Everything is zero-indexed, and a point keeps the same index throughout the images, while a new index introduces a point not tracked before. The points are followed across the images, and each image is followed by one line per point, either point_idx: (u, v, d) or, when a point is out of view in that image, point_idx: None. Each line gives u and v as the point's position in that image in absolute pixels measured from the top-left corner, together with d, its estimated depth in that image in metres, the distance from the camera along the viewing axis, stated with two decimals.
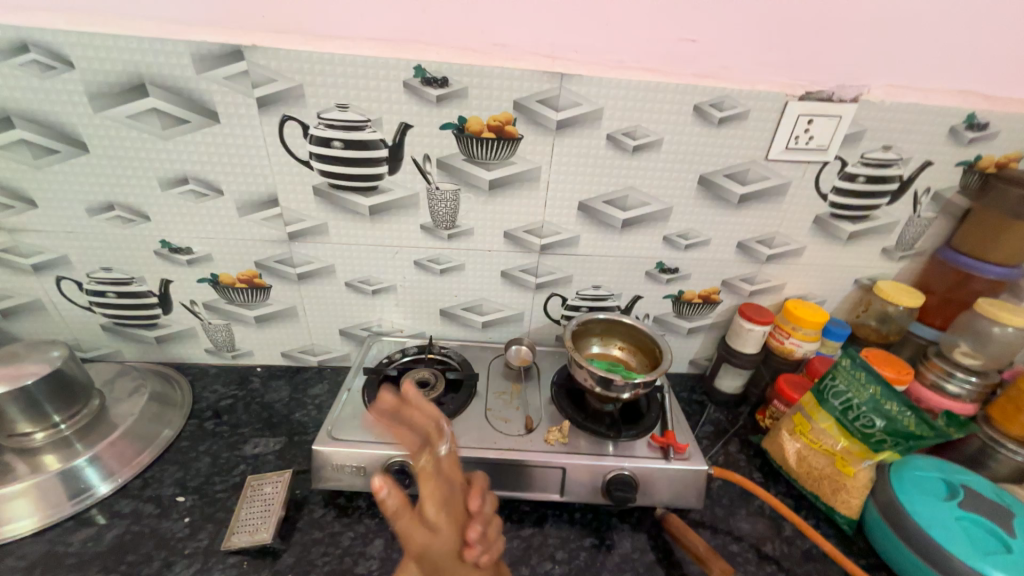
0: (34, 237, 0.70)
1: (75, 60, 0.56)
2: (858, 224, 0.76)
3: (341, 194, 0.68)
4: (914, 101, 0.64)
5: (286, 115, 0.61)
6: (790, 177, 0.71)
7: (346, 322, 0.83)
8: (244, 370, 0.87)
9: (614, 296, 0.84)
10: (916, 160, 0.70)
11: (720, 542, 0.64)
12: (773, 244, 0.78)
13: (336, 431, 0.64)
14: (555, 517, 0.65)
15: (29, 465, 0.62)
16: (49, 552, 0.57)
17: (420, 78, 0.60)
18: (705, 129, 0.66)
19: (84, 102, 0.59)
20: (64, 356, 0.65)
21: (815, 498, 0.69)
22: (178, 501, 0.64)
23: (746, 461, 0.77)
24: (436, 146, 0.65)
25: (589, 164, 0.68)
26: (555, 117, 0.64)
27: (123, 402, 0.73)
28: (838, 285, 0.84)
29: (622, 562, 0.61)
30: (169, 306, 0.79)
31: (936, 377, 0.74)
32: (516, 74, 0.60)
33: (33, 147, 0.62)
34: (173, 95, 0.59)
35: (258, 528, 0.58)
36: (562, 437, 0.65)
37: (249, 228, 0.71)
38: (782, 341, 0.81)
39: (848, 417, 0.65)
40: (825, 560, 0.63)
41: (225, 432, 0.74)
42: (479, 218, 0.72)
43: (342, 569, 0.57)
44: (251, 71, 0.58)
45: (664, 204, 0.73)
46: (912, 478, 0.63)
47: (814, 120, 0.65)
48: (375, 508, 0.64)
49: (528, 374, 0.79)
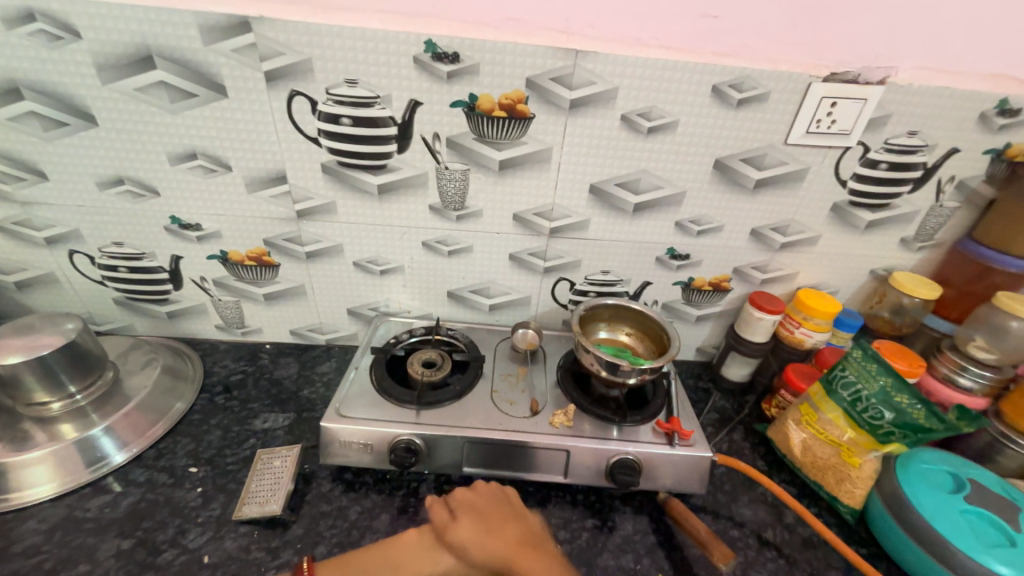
0: (46, 211, 0.70)
1: (82, 29, 0.55)
2: (877, 213, 0.74)
3: (349, 172, 0.68)
4: (944, 85, 0.62)
5: (294, 90, 0.60)
6: (809, 162, 0.69)
7: (353, 301, 0.84)
8: (254, 347, 0.88)
9: (623, 281, 0.83)
10: (942, 146, 0.68)
11: (721, 527, 0.65)
12: (788, 232, 0.77)
13: (344, 409, 0.65)
14: (558, 498, 0.66)
15: (47, 433, 0.64)
16: (68, 516, 0.59)
17: (430, 53, 0.58)
18: (723, 110, 0.64)
19: (92, 74, 0.58)
20: (78, 329, 0.66)
21: (818, 487, 0.69)
22: (191, 471, 0.65)
23: (750, 449, 0.77)
24: (446, 124, 0.64)
25: (602, 146, 0.67)
26: (568, 96, 0.62)
27: (136, 375, 0.75)
28: (852, 275, 0.82)
29: (623, 543, 0.62)
30: (180, 282, 0.80)
31: (948, 371, 0.73)
32: (529, 50, 0.58)
33: (42, 119, 0.62)
34: (180, 67, 0.58)
35: (268, 500, 0.60)
36: (567, 421, 0.66)
37: (258, 205, 0.71)
38: (793, 331, 0.80)
39: (856, 408, 0.65)
40: (826, 547, 0.63)
41: (235, 407, 0.76)
42: (489, 199, 0.72)
43: (349, 541, 0.58)
44: (259, 44, 0.57)
45: (677, 188, 0.71)
46: (918, 470, 0.63)
47: (838, 103, 0.63)
48: (381, 484, 0.66)
49: (534, 358, 0.79)
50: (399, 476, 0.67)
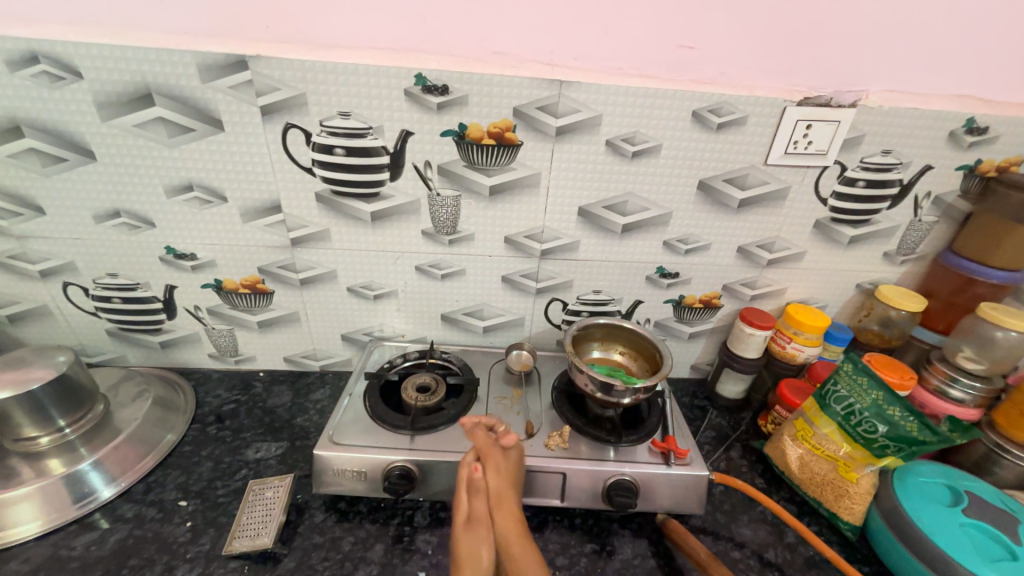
0: (42, 244, 0.71)
1: (84, 70, 0.57)
2: (858, 229, 0.76)
3: (343, 200, 0.69)
4: (913, 106, 0.65)
5: (289, 123, 0.62)
6: (789, 182, 0.71)
7: (347, 327, 0.84)
8: (247, 375, 0.88)
9: (614, 301, 0.84)
10: (915, 164, 0.70)
11: (722, 548, 0.64)
12: (774, 248, 0.78)
13: (337, 436, 0.64)
14: (556, 522, 0.65)
15: (34, 469, 0.63)
16: (53, 556, 0.58)
17: (420, 86, 0.61)
18: (704, 134, 0.66)
19: (92, 111, 0.60)
20: (70, 361, 0.66)
21: (818, 504, 0.69)
22: (180, 505, 0.64)
23: (747, 467, 0.77)
24: (437, 152, 0.66)
25: (589, 170, 0.69)
26: (554, 123, 0.64)
27: (127, 407, 0.74)
28: (839, 289, 0.84)
29: (623, 568, 0.61)
30: (174, 312, 0.80)
31: (939, 382, 0.74)
32: (516, 81, 0.61)
33: (41, 155, 0.63)
34: (178, 104, 0.60)
35: (259, 533, 0.59)
36: (563, 443, 0.65)
37: (252, 234, 0.72)
38: (784, 346, 0.81)
39: (850, 422, 0.64)
40: (828, 567, 0.62)
41: (228, 437, 0.75)
42: (480, 223, 0.73)
43: (342, 574, 0.57)
44: (255, 81, 0.59)
45: (664, 209, 0.73)
46: (916, 484, 0.63)
47: (813, 125, 0.65)
48: (376, 512, 0.64)
49: (529, 379, 0.79)
50: (393, 505, 0.66)
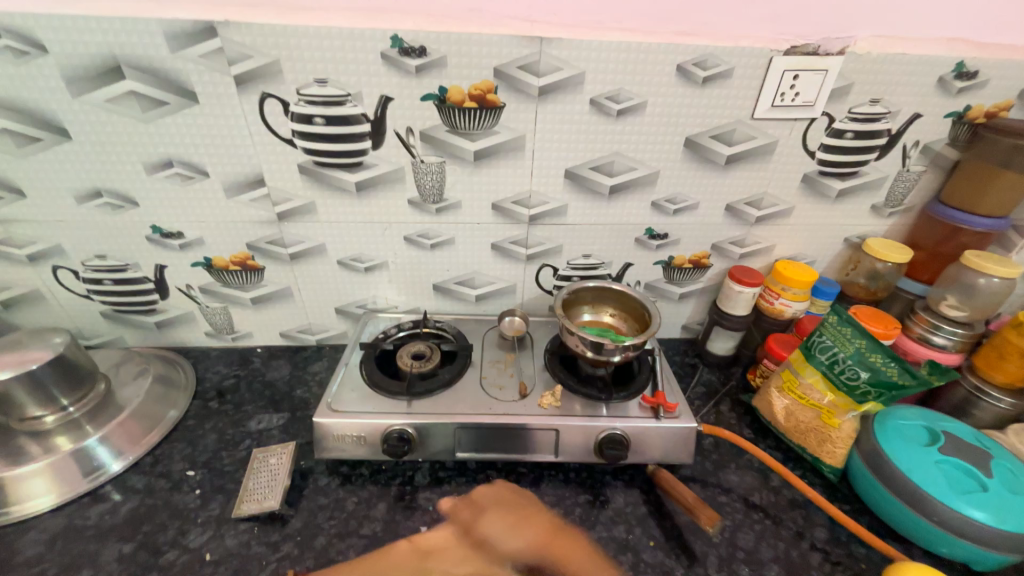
0: (27, 228, 0.71)
1: (48, 43, 0.56)
2: (847, 182, 0.76)
3: (326, 171, 0.68)
4: (900, 52, 0.64)
5: (266, 93, 0.61)
6: (777, 136, 0.70)
7: (341, 300, 0.84)
8: (245, 351, 0.89)
9: (605, 264, 0.84)
10: (904, 113, 0.69)
11: (710, 494, 0.67)
12: (762, 205, 0.78)
13: (336, 404, 0.66)
14: (551, 477, 0.68)
15: (42, 447, 0.65)
16: (68, 526, 0.60)
17: (397, 49, 0.59)
18: (689, 89, 0.65)
19: (61, 88, 0.59)
20: (67, 343, 0.66)
21: (802, 450, 0.71)
22: (189, 475, 0.66)
23: (736, 419, 0.79)
24: (419, 118, 0.65)
25: (574, 131, 0.68)
26: (536, 83, 0.63)
27: (128, 385, 0.75)
28: (827, 244, 0.84)
29: (615, 515, 0.63)
30: (166, 292, 0.81)
31: (923, 331, 0.75)
32: (495, 39, 0.59)
33: (15, 135, 0.62)
34: (150, 77, 0.59)
35: (266, 496, 0.62)
36: (555, 401, 0.67)
37: (238, 209, 0.71)
38: (772, 302, 0.82)
39: (834, 371, 0.66)
40: (811, 506, 0.66)
41: (230, 410, 0.77)
42: (466, 190, 0.72)
43: (348, 531, 0.60)
44: (227, 48, 0.57)
45: (651, 168, 0.72)
46: (896, 427, 0.65)
47: (800, 75, 0.64)
48: (378, 474, 0.67)
49: (522, 344, 0.81)
50: (394, 467, 0.68)
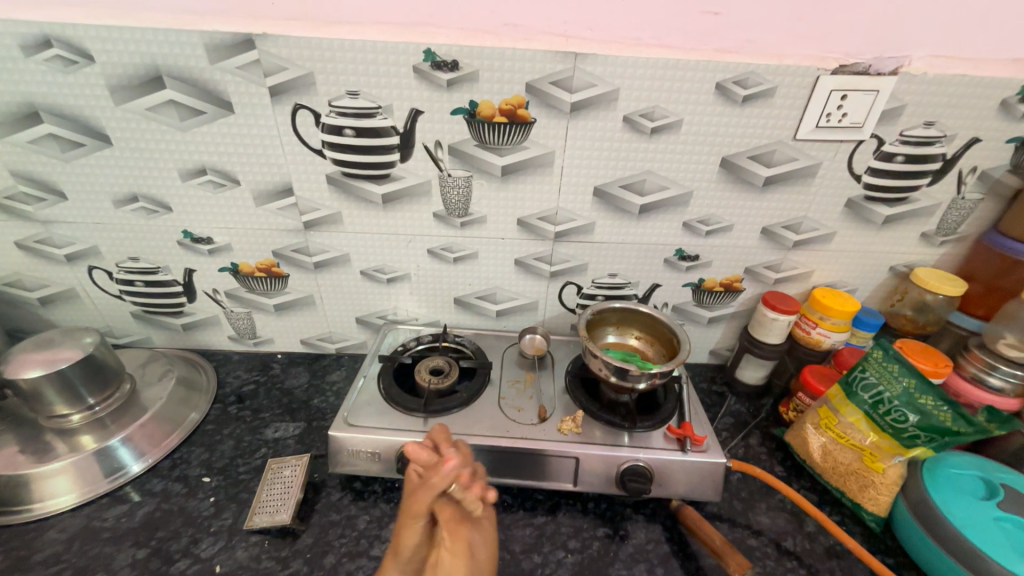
0: (66, 229, 0.73)
1: (95, 53, 0.57)
2: (895, 208, 0.71)
3: (353, 182, 0.68)
4: (959, 73, 0.60)
5: (298, 104, 0.61)
6: (820, 158, 0.67)
7: (362, 310, 0.84)
8: (266, 357, 0.90)
9: (631, 285, 0.81)
10: (961, 137, 0.65)
11: (738, 536, 0.63)
12: (801, 229, 0.74)
13: (352, 417, 0.65)
14: (569, 506, 0.65)
15: (67, 445, 0.66)
16: (86, 526, 0.61)
17: (430, 62, 0.59)
18: (728, 108, 0.62)
19: (106, 96, 0.61)
20: (96, 343, 0.68)
21: (840, 494, 0.67)
22: (204, 481, 0.66)
23: (767, 455, 0.75)
24: (448, 132, 0.64)
25: (605, 148, 0.66)
26: (568, 99, 0.62)
27: (152, 386, 0.76)
28: (871, 273, 0.79)
29: (636, 553, 0.60)
30: (194, 295, 0.82)
31: (976, 371, 0.69)
32: (528, 55, 0.58)
33: (60, 140, 0.64)
34: (189, 86, 0.60)
35: (279, 510, 0.61)
36: (576, 427, 0.65)
37: (267, 217, 0.72)
38: (809, 332, 0.78)
39: (878, 411, 0.62)
40: (849, 558, 0.61)
41: (248, 417, 0.77)
42: (492, 205, 0.71)
43: (358, 551, 0.58)
44: (263, 60, 0.58)
45: (684, 188, 0.70)
46: (945, 476, 0.60)
47: (848, 95, 0.61)
48: (390, 493, 0.65)
49: (543, 364, 0.79)
50: None
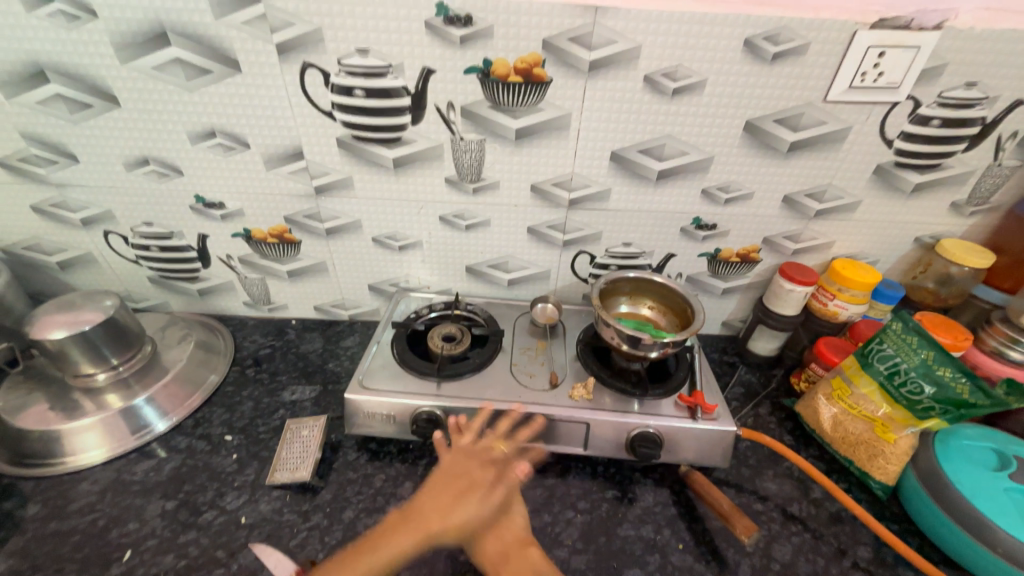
0: (80, 193, 0.73)
1: (98, 8, 0.56)
2: (926, 175, 0.68)
3: (363, 145, 0.67)
4: (1009, 28, 0.55)
5: (306, 63, 0.59)
6: (851, 121, 0.64)
7: (374, 277, 0.84)
8: (280, 322, 0.91)
9: (645, 254, 0.80)
10: (1004, 99, 0.61)
11: (744, 500, 0.64)
12: (824, 198, 0.72)
13: (366, 381, 0.66)
14: (579, 469, 0.67)
15: (95, 403, 0.68)
16: (117, 479, 0.64)
17: (442, 17, 0.56)
18: (756, 67, 0.59)
19: (111, 54, 0.59)
20: (116, 306, 0.69)
21: (849, 463, 0.67)
22: (226, 439, 0.69)
23: (776, 424, 0.75)
24: (460, 93, 0.62)
25: (624, 109, 0.63)
26: (587, 57, 0.59)
27: (172, 348, 0.78)
28: (894, 244, 0.77)
29: (643, 514, 0.62)
30: (208, 260, 0.82)
31: (997, 344, 0.68)
32: (546, 8, 0.55)
33: (68, 101, 0.63)
34: (195, 43, 0.58)
35: (298, 467, 0.63)
36: (587, 394, 0.65)
37: (277, 182, 0.71)
38: (826, 303, 0.76)
39: (893, 382, 0.62)
40: (854, 523, 0.62)
41: (265, 379, 0.79)
42: (505, 170, 0.70)
43: (375, 507, 0.61)
44: (269, 15, 0.56)
45: (705, 153, 0.67)
46: (958, 447, 0.60)
47: (886, 52, 0.57)
48: (405, 453, 0.67)
49: (554, 332, 0.79)
50: (422, 447, 0.68)
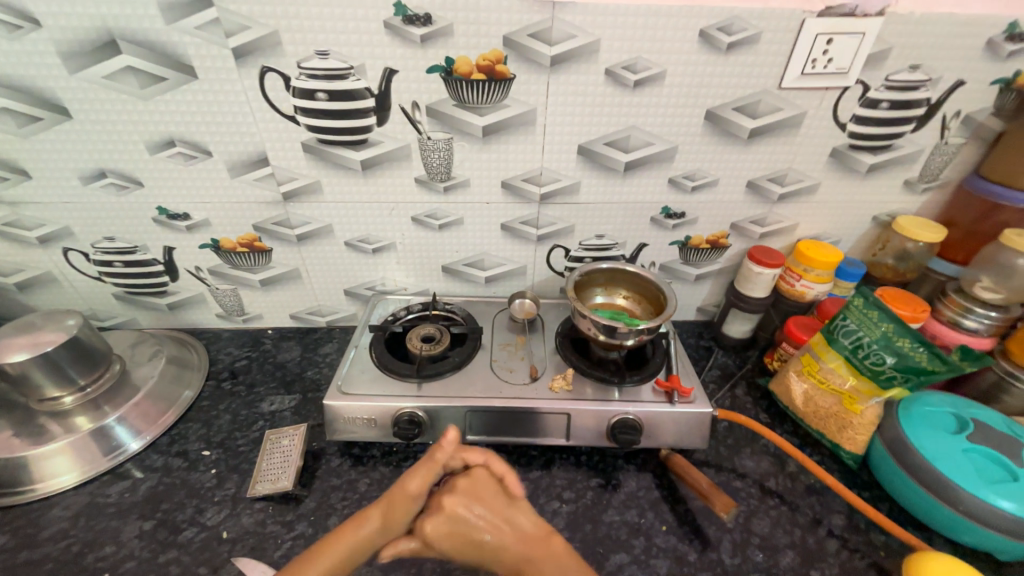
0: (35, 210, 0.70)
1: (41, 17, 0.54)
2: (879, 156, 0.71)
3: (329, 149, 0.66)
4: (945, 12, 0.58)
5: (265, 67, 0.58)
6: (806, 107, 0.66)
7: (350, 282, 0.84)
8: (256, 333, 0.89)
9: (618, 245, 0.81)
10: (946, 79, 0.64)
11: (724, 479, 0.66)
12: (786, 181, 0.74)
13: (346, 386, 0.66)
14: (563, 460, 0.67)
15: (63, 426, 0.66)
16: (91, 502, 0.62)
17: (401, 17, 0.56)
18: (713, 56, 0.61)
19: (58, 64, 0.57)
20: (79, 325, 0.66)
21: (821, 435, 0.70)
22: (204, 454, 0.67)
23: (752, 404, 0.77)
24: (425, 92, 0.62)
25: (587, 102, 0.64)
26: (548, 52, 0.59)
27: (143, 366, 0.76)
28: (854, 223, 0.80)
29: (628, 499, 0.63)
30: (176, 274, 0.80)
31: (953, 314, 0.72)
32: (504, 5, 0.56)
33: (15, 115, 0.61)
34: (148, 51, 0.57)
35: (280, 477, 0.62)
36: (567, 385, 0.66)
37: (243, 190, 0.70)
38: (793, 284, 0.79)
39: (857, 355, 0.64)
40: (828, 493, 0.64)
41: (242, 392, 0.77)
42: (474, 167, 0.70)
43: (360, 512, 0.60)
44: (224, 19, 0.55)
45: (669, 143, 0.69)
46: (921, 413, 0.63)
47: (834, 38, 0.59)
48: (389, 456, 0.67)
49: (533, 327, 0.79)
50: (406, 449, 0.68)
